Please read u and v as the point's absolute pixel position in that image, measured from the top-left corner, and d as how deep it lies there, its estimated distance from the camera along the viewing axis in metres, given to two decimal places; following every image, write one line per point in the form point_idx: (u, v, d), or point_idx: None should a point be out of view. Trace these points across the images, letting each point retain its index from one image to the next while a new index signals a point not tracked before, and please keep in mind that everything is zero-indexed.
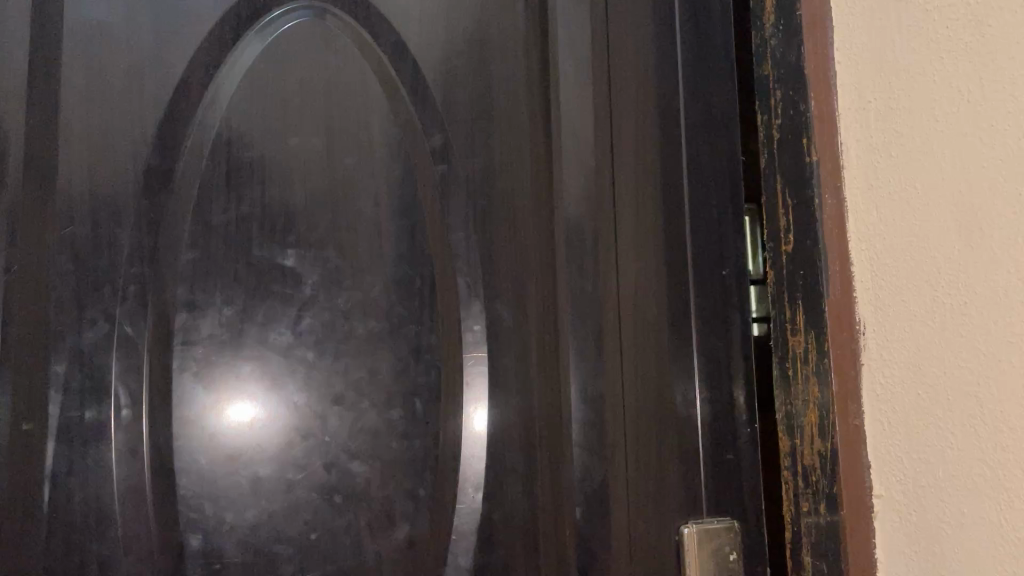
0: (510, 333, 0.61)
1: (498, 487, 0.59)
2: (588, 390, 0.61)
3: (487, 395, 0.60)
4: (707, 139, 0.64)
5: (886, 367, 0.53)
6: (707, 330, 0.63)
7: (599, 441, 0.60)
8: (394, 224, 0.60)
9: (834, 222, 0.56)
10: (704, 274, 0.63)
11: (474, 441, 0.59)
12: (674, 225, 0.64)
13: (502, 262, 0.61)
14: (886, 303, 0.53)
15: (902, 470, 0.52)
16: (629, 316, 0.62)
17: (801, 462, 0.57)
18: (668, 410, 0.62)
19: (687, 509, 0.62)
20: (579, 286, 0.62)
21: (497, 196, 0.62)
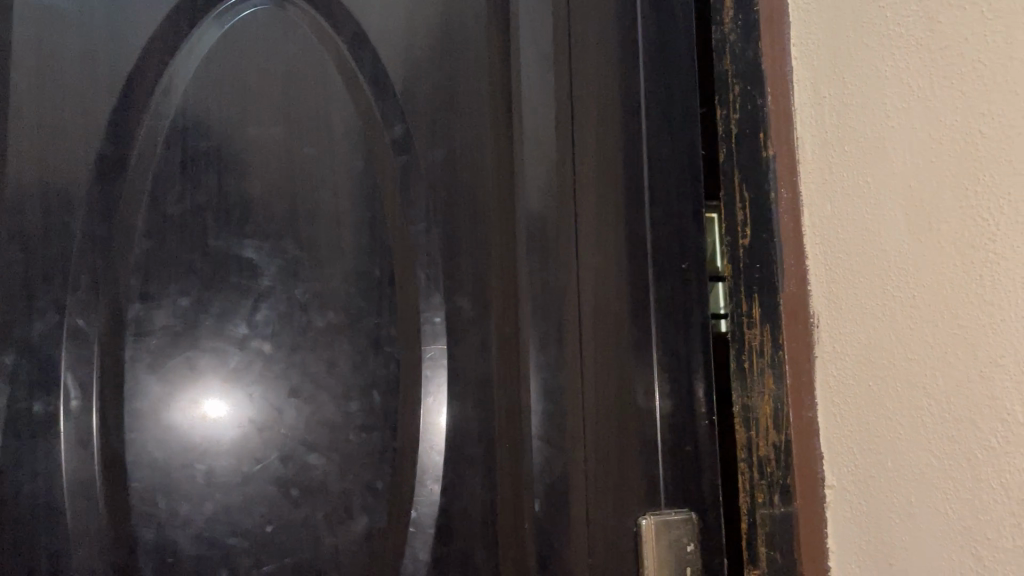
0: (471, 326, 0.61)
1: (457, 480, 0.59)
2: (550, 385, 0.61)
3: (448, 390, 0.59)
4: (670, 137, 0.67)
5: (837, 359, 0.54)
6: (667, 324, 0.65)
7: (559, 434, 0.61)
8: (353, 216, 0.59)
9: (790, 216, 0.57)
10: (662, 270, 0.65)
11: (433, 434, 0.59)
12: (636, 219, 0.65)
13: (463, 255, 0.61)
14: (839, 296, 0.54)
15: (855, 461, 0.53)
16: (589, 309, 0.63)
17: (757, 453, 0.59)
18: (625, 403, 0.63)
19: (647, 501, 0.63)
20: (540, 279, 0.62)
21: (458, 189, 0.62)
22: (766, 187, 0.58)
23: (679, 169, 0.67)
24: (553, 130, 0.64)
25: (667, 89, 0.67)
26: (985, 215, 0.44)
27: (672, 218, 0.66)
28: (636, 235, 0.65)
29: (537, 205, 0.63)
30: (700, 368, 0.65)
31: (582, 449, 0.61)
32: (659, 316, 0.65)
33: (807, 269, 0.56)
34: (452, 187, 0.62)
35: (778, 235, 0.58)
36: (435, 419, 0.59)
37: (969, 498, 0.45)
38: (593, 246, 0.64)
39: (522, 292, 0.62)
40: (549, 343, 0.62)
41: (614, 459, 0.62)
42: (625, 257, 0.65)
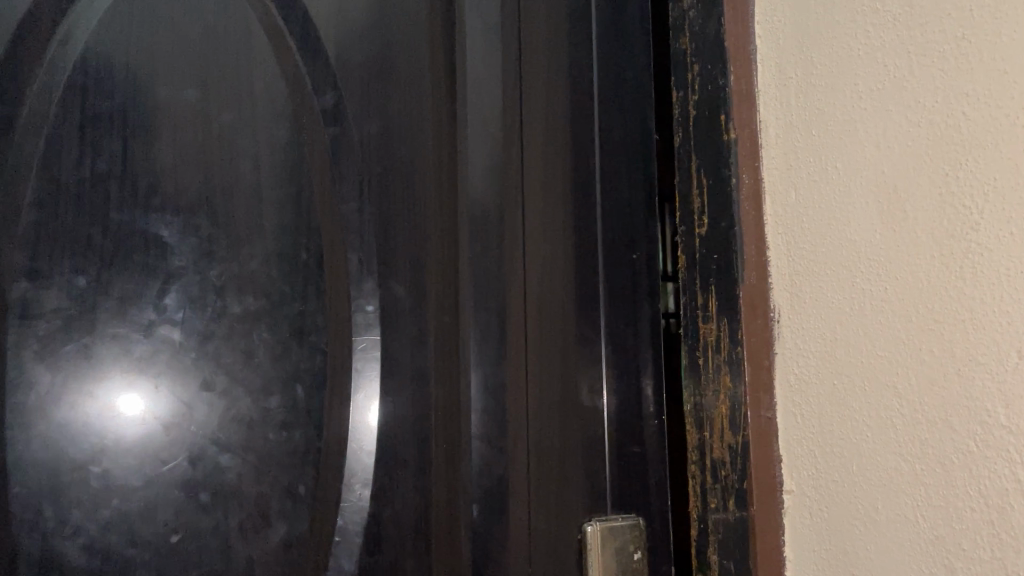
0: (406, 315, 0.55)
1: (389, 484, 0.53)
2: (490, 381, 0.57)
3: (381, 387, 0.54)
4: (621, 119, 0.64)
5: (800, 357, 0.51)
6: (615, 317, 0.62)
7: (499, 432, 0.56)
8: (275, 190, 0.53)
9: (751, 204, 0.54)
10: (613, 261, 0.62)
11: (362, 434, 0.53)
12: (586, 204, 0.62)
13: (399, 239, 0.56)
14: (802, 290, 0.51)
15: (816, 464, 0.49)
16: (535, 298, 0.59)
17: (710, 455, 0.56)
18: (568, 401, 0.59)
19: (587, 506, 0.59)
20: (484, 266, 0.58)
21: (395, 165, 0.56)
22: (726, 172, 0.55)
23: (630, 155, 0.63)
24: (498, 108, 0.60)
25: (620, 70, 0.64)
26: (966, 203, 0.41)
27: (622, 206, 0.63)
28: (586, 224, 0.62)
29: (479, 190, 0.58)
30: (648, 365, 0.62)
31: (523, 451, 0.57)
32: (608, 310, 0.62)
33: (768, 260, 0.53)
34: (388, 165, 0.56)
35: (738, 223, 0.54)
36: (366, 418, 0.53)
37: (942, 506, 0.42)
38: (541, 234, 0.60)
39: (462, 280, 0.57)
40: (489, 337, 0.57)
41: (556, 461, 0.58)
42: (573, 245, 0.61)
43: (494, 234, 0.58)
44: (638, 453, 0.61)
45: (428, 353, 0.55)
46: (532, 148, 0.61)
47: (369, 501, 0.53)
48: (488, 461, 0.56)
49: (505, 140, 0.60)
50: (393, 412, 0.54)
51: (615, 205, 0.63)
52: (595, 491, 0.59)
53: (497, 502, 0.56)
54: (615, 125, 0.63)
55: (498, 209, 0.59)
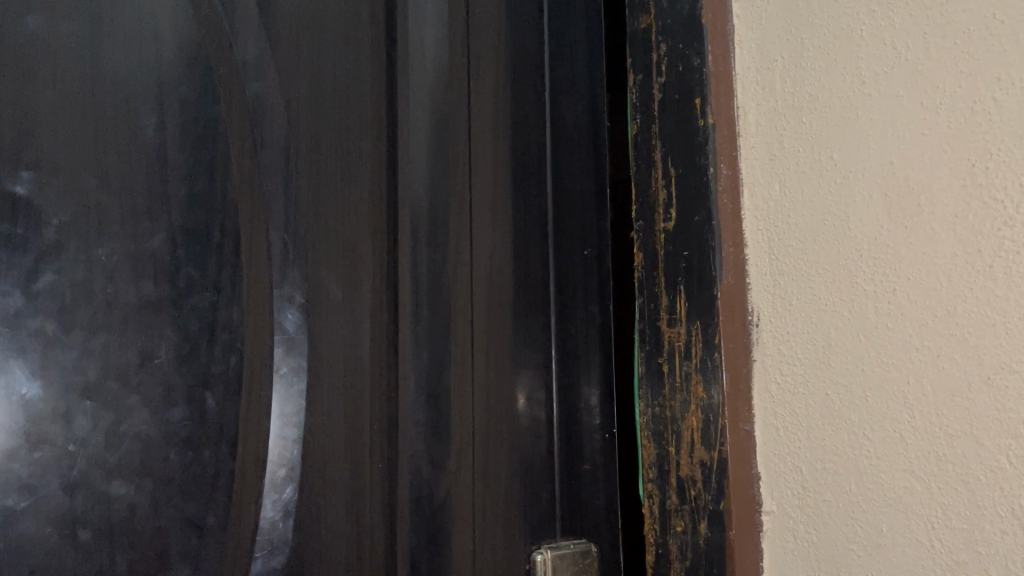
0: (336, 312, 0.47)
1: (317, 511, 0.45)
2: (431, 387, 0.51)
3: (306, 399, 0.45)
4: (572, 104, 0.60)
5: (784, 364, 0.46)
6: (567, 323, 0.58)
7: (443, 449, 0.51)
8: (184, 153, 0.43)
9: (729, 196, 0.49)
10: (565, 262, 0.58)
11: (283, 454, 0.44)
12: (532, 195, 0.58)
13: (329, 223, 0.48)
14: (788, 290, 0.46)
15: (803, 482, 0.45)
16: (482, 296, 0.54)
17: (677, 473, 0.50)
18: (503, 412, 0.54)
19: (525, 532, 0.54)
20: (428, 258, 0.52)
21: (328, 136, 0.48)
22: (701, 160, 0.49)
23: (582, 146, 0.59)
24: (442, 83, 0.54)
25: (568, 54, 0.60)
26: (999, 195, 0.37)
27: (570, 204, 0.59)
28: (533, 221, 0.57)
29: (422, 173, 0.52)
30: (597, 373, 0.58)
31: (468, 468, 0.52)
32: (558, 315, 0.58)
33: (745, 257, 0.49)
34: (320, 134, 0.48)
35: (715, 215, 0.49)
36: (289, 436, 0.44)
37: (966, 529, 0.38)
38: (486, 228, 0.55)
39: (400, 273, 0.50)
40: (429, 340, 0.51)
41: (494, 477, 0.53)
42: (514, 243, 0.56)
43: (441, 224, 0.53)
44: (589, 470, 0.57)
45: (361, 355, 0.48)
46: (479, 131, 0.55)
47: (292, 534, 0.44)
48: (427, 478, 0.50)
49: (445, 119, 0.54)
50: (321, 425, 0.46)
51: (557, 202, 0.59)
52: (540, 513, 0.55)
53: (437, 524, 0.50)
54: (567, 116, 0.59)
55: (446, 203, 0.53)
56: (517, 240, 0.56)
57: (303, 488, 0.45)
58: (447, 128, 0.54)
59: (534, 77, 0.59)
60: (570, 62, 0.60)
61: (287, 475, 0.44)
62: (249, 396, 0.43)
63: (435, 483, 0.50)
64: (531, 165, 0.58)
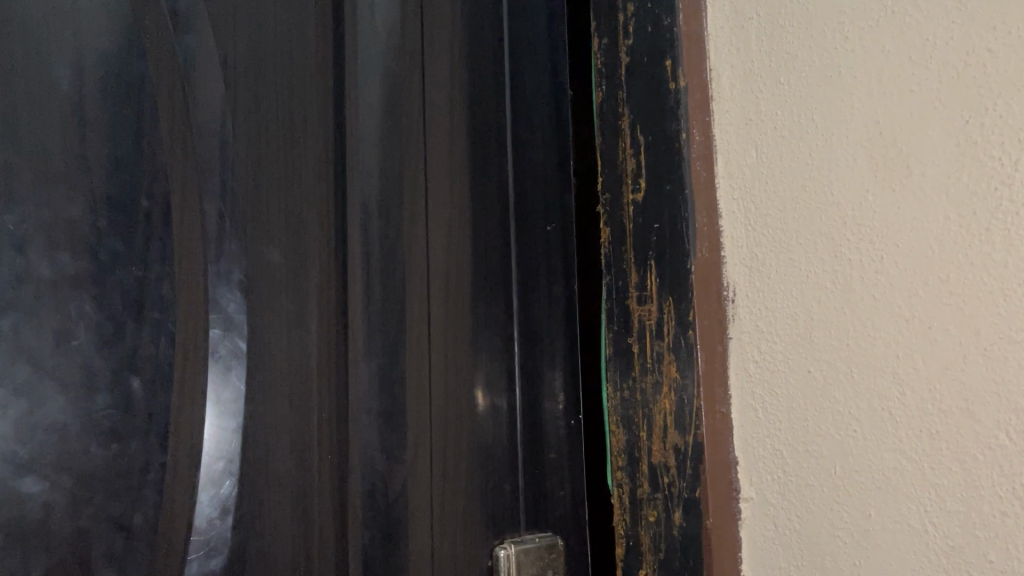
0: (279, 290, 0.43)
1: (259, 508, 0.41)
2: (386, 372, 0.47)
3: (247, 386, 0.41)
4: (532, 72, 0.57)
5: (764, 342, 0.44)
6: (529, 303, 0.55)
7: (398, 439, 0.47)
8: (105, 110, 0.38)
9: (702, 164, 0.46)
10: (526, 239, 0.55)
11: (221, 446, 0.40)
12: (492, 167, 0.54)
13: (270, 193, 0.43)
14: (766, 263, 0.44)
15: (784, 466, 0.42)
16: (439, 275, 0.50)
17: (649, 460, 0.47)
18: (462, 399, 0.51)
19: (487, 527, 0.50)
20: (381, 233, 0.48)
21: (268, 98, 0.44)
22: (673, 125, 0.46)
23: (545, 119, 0.57)
24: (395, 45, 0.50)
25: (527, 22, 0.57)
26: (995, 153, 0.35)
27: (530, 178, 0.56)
28: (493, 194, 0.54)
29: (373, 141, 0.48)
30: (560, 355, 0.55)
31: (426, 458, 0.48)
32: (521, 295, 0.55)
33: (720, 228, 0.46)
34: (260, 95, 0.44)
35: (688, 183, 0.46)
36: (229, 425, 0.40)
37: (961, 511, 0.35)
38: (443, 201, 0.51)
39: (350, 248, 0.46)
40: (383, 321, 0.47)
41: (453, 468, 0.49)
42: (472, 218, 0.53)
43: (394, 196, 0.49)
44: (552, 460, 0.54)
45: (308, 337, 0.44)
46: (434, 98, 0.52)
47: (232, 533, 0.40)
48: (381, 470, 0.46)
49: (398, 84, 0.50)
50: (263, 413, 0.42)
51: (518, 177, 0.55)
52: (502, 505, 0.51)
53: (392, 520, 0.46)
54: (527, 83, 0.56)
55: (400, 173, 0.49)
56: (475, 215, 0.53)
57: (244, 482, 0.40)
58: (401, 93, 0.50)
59: (491, 43, 0.55)
60: (529, 29, 0.57)
61: (227, 468, 0.40)
62: (181, 380, 0.39)
63: (390, 475, 0.46)
64: (489, 136, 0.54)
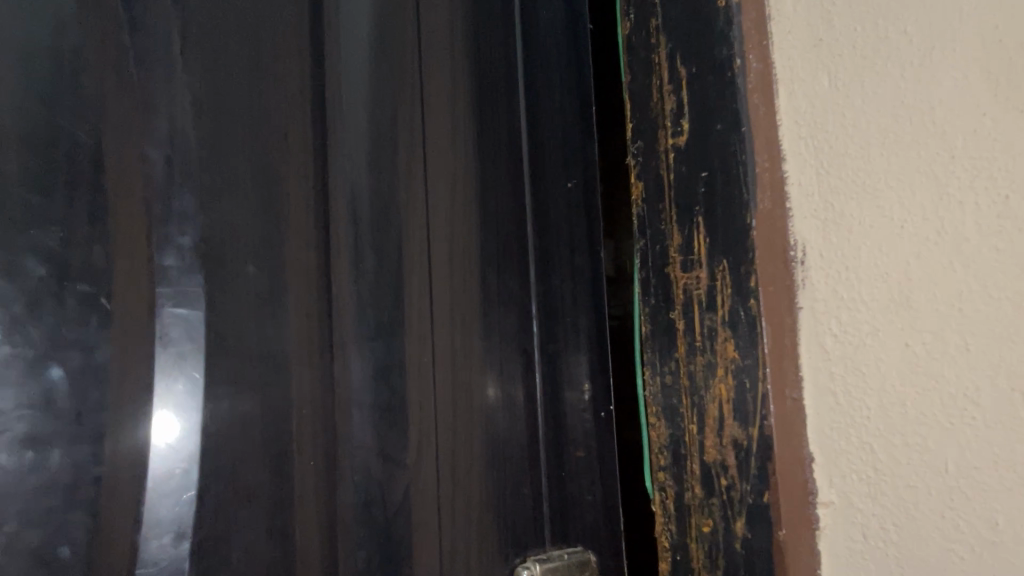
0: (247, 259, 0.35)
1: (224, 528, 0.33)
2: (381, 358, 0.38)
3: (207, 377, 0.33)
4: (546, 7, 0.49)
5: (845, 310, 0.35)
6: (550, 274, 0.47)
7: (401, 439, 0.39)
8: (18, 23, 0.30)
9: (761, 96, 0.38)
10: (545, 199, 0.48)
11: (178, 449, 0.32)
12: (499, 114, 0.46)
13: (236, 138, 0.35)
14: (847, 213, 0.35)
15: (877, 464, 0.34)
16: (443, 243, 0.42)
17: (700, 458, 0.39)
18: (472, 391, 0.42)
19: (503, 542, 0.42)
20: (376, 192, 0.40)
21: (227, 24, 0.36)
22: (725, 52, 0.39)
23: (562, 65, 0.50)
24: None
25: None
26: None
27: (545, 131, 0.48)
28: (503, 145, 0.46)
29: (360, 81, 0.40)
30: (586, 332, 0.48)
31: (432, 461, 0.40)
32: (539, 264, 0.47)
33: (784, 174, 0.38)
34: (220, 21, 0.35)
35: (745, 121, 0.38)
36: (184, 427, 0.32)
37: None
38: (445, 157, 0.43)
39: (334, 210, 0.38)
40: (378, 298, 0.39)
41: (464, 472, 0.41)
42: (478, 177, 0.44)
43: (388, 146, 0.40)
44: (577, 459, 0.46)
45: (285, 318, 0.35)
46: (431, 33, 0.43)
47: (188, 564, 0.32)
48: (376, 481, 0.37)
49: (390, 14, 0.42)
50: (229, 413, 0.33)
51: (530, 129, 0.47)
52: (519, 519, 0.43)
53: (394, 538, 0.38)
54: (541, 19, 0.49)
55: (392, 120, 0.41)
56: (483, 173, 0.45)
57: (206, 498, 0.32)
58: (391, 26, 0.42)
59: None
60: None
61: (180, 480, 0.32)
62: (121, 370, 0.31)
63: (385, 484, 0.38)
64: (495, 78, 0.46)
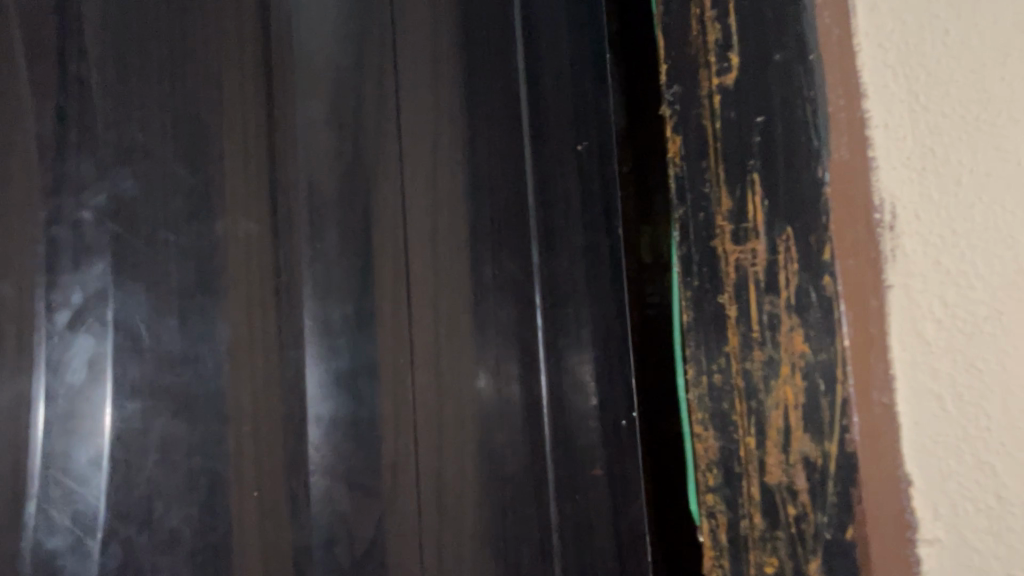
0: (166, 289, 0.42)
1: (155, 544, 0.40)
2: (357, 361, 0.45)
3: (116, 359, 0.40)
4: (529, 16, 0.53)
5: (953, 287, 0.27)
6: (557, 265, 0.51)
7: (373, 446, 0.45)
8: None
9: (830, 13, 0.29)
10: (549, 198, 0.52)
11: (63, 463, 0.39)
12: (494, 125, 0.51)
13: (165, 176, 0.43)
14: (952, 158, 0.27)
15: (1000, 490, 0.26)
16: (417, 265, 0.48)
17: (760, 479, 0.31)
18: (462, 390, 0.48)
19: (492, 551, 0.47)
20: (342, 214, 0.46)
21: (179, 90, 0.44)
22: None
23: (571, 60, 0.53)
24: (336, 11, 0.48)
25: None
26: None
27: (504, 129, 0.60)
28: (514, 158, 0.51)
29: (320, 107, 0.46)
30: (600, 313, 0.51)
31: (411, 471, 0.46)
32: (543, 253, 0.51)
33: (862, 109, 0.29)
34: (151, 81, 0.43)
35: (815, 48, 0.29)
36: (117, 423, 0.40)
37: None
38: (423, 171, 0.49)
39: (285, 236, 0.45)
40: (332, 300, 0.45)
41: (451, 489, 0.47)
42: (466, 196, 0.50)
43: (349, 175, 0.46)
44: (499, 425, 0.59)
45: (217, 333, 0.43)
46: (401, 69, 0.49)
47: (102, 555, 0.39)
48: (344, 507, 0.44)
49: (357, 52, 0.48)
50: (144, 411, 0.40)
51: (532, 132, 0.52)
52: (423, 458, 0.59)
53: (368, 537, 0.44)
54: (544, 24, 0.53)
55: (357, 144, 0.47)
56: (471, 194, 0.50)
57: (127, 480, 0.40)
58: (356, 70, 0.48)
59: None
60: None
61: (93, 452, 0.39)
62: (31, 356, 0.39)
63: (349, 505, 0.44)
64: (490, 91, 0.51)
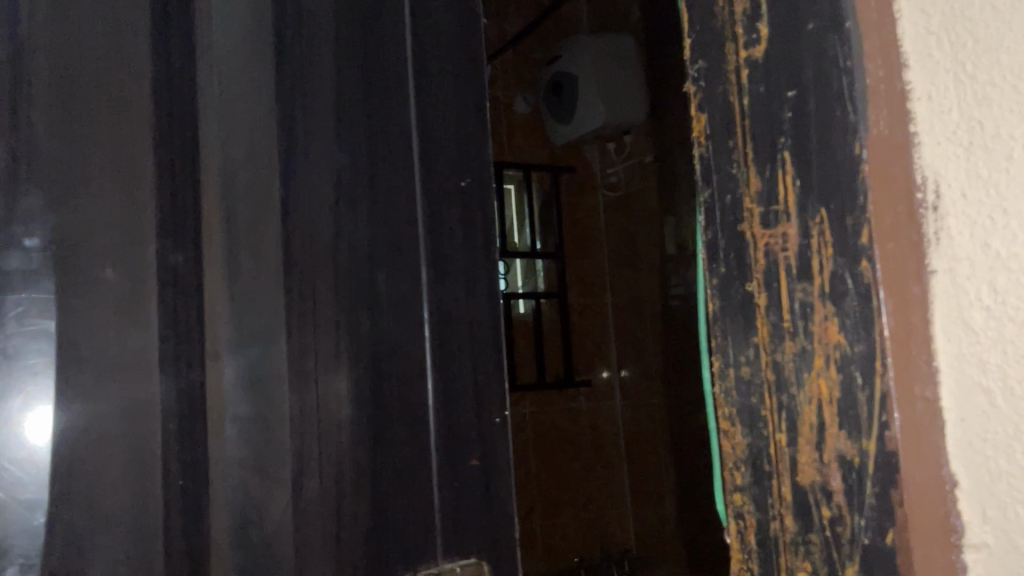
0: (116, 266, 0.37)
1: (93, 527, 0.35)
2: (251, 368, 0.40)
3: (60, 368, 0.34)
4: None
5: (1005, 273, 0.25)
6: (451, 255, 0.47)
7: (259, 452, 0.39)
8: None
9: None
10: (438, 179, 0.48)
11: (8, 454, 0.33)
12: (393, 102, 0.46)
13: (89, 154, 0.37)
14: (1003, 133, 0.25)
15: None
16: (301, 249, 0.42)
17: (792, 479, 0.29)
18: (328, 393, 0.42)
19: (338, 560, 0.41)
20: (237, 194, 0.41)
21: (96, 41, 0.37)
22: None
23: (453, 13, 0.51)
24: None
25: None
26: None
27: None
28: (395, 132, 0.46)
29: (247, 88, 0.41)
30: (481, 313, 0.48)
31: (315, 473, 0.41)
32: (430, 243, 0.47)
33: (904, 86, 0.28)
34: (82, 29, 0.37)
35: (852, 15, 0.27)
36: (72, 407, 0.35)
37: None
38: (319, 152, 0.43)
39: (206, 228, 0.40)
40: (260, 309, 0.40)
41: (331, 493, 0.41)
42: (356, 168, 0.44)
43: (242, 151, 0.41)
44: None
45: (150, 321, 0.37)
46: (314, 10, 0.45)
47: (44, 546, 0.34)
48: (253, 493, 0.39)
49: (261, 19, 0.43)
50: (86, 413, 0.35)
51: (425, 79, 0.48)
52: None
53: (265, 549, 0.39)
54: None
55: (258, 108, 0.42)
56: (367, 145, 0.45)
57: (68, 484, 0.34)
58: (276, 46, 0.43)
59: None
60: None
61: (28, 464, 0.33)
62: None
63: (263, 489, 0.40)
64: (382, 61, 0.47)
